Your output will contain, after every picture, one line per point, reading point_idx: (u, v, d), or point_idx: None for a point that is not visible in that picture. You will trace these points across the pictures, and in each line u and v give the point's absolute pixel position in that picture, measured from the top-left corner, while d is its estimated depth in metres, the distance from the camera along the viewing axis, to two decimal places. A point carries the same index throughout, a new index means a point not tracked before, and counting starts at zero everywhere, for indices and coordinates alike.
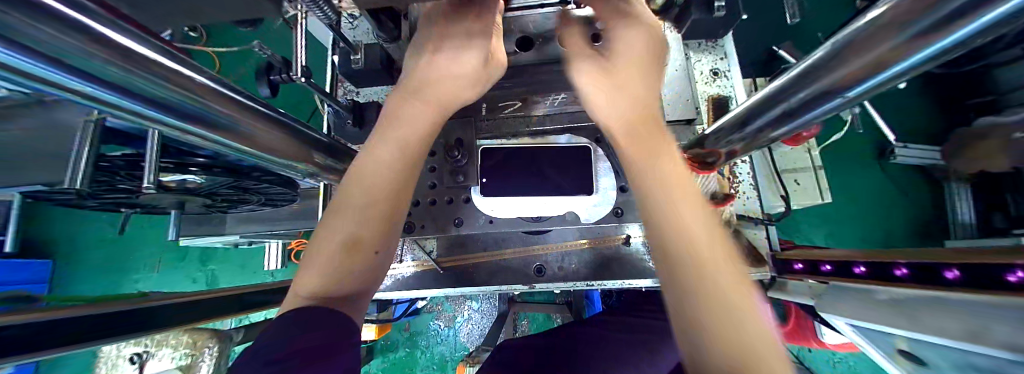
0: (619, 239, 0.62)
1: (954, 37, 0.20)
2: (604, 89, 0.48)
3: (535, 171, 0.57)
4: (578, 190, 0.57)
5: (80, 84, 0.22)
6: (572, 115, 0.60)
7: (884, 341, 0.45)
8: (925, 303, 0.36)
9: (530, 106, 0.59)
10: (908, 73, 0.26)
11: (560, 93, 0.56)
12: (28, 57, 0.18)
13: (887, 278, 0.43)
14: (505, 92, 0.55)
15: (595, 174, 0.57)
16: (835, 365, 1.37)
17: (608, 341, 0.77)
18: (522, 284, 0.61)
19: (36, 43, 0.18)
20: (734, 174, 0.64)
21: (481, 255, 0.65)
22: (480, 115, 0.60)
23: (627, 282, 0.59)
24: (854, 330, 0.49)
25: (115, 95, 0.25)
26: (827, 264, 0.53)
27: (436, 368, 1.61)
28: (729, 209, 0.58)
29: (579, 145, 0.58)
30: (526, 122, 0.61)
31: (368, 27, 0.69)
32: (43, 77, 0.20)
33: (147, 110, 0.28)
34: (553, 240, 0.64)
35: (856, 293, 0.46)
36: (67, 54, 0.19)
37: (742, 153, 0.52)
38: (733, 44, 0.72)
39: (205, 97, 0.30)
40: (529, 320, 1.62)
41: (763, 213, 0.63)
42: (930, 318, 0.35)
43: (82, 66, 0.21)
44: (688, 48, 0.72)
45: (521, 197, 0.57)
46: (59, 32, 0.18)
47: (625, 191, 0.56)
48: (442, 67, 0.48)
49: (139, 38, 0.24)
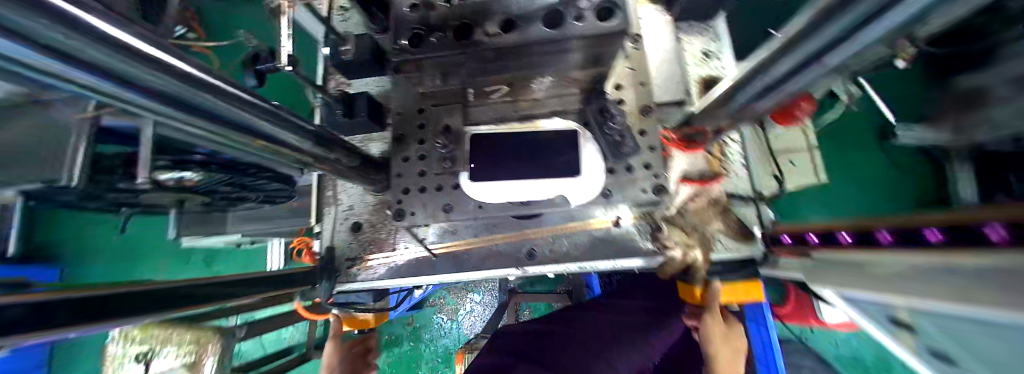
0: (608, 221, 0.62)
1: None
2: None
3: (525, 155, 0.57)
4: (567, 173, 0.56)
5: (84, 75, 0.22)
6: (560, 98, 0.58)
7: (878, 312, 0.46)
8: None
9: (517, 90, 0.55)
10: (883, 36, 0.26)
11: (547, 75, 0.52)
12: (28, 50, 0.17)
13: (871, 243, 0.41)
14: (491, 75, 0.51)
15: (581, 157, 0.56)
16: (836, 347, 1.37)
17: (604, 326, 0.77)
18: (514, 268, 0.62)
19: (40, 38, 0.17)
20: (726, 154, 0.64)
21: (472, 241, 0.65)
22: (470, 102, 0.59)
23: (619, 263, 0.60)
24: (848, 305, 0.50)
25: (115, 85, 0.24)
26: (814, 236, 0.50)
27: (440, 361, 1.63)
28: (718, 187, 0.58)
29: (568, 127, 0.57)
30: (515, 107, 0.58)
31: (358, 19, 0.69)
32: (43, 67, 0.20)
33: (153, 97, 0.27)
34: (544, 225, 0.64)
35: None
36: (66, 44, 0.19)
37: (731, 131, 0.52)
38: (724, 25, 0.71)
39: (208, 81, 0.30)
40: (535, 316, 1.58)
41: (755, 192, 0.63)
42: None
43: (83, 57, 0.20)
44: (679, 30, 0.71)
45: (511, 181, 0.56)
46: (61, 28, 0.18)
47: (614, 173, 0.56)
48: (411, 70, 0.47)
49: (144, 33, 0.24)
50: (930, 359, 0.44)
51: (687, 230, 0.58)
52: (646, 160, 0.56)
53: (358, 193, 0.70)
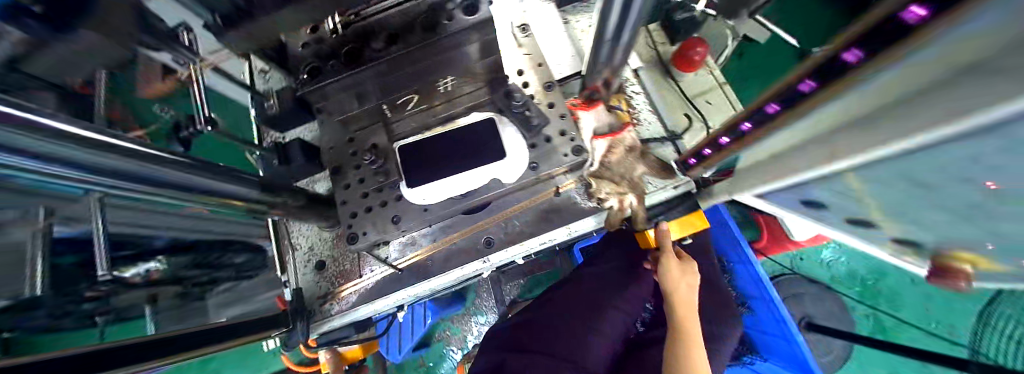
0: (551, 190, 0.65)
1: None
2: None
3: (449, 152, 0.60)
4: (490, 157, 0.59)
5: None
6: (471, 96, 0.61)
7: (788, 198, 0.51)
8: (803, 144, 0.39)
9: (427, 94, 0.60)
10: None
11: (447, 75, 0.58)
12: None
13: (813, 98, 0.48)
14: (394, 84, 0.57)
15: (503, 141, 0.60)
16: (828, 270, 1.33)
17: (584, 295, 0.79)
18: (474, 260, 0.65)
19: None
20: (632, 106, 0.71)
21: (432, 247, 0.68)
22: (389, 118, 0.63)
23: (569, 227, 0.64)
24: (769, 201, 0.55)
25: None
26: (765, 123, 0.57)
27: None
28: (627, 135, 0.65)
29: (483, 117, 0.60)
30: (433, 113, 0.61)
31: (277, 73, 0.73)
32: None
33: (62, 148, 0.30)
34: (493, 213, 0.67)
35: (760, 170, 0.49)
36: None
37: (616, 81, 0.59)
38: None
39: (100, 136, 0.33)
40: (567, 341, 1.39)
41: (666, 131, 0.70)
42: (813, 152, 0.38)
43: None
44: (566, 13, 0.80)
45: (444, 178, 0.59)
46: None
47: (536, 147, 0.61)
48: (333, 103, 0.58)
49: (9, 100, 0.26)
50: (844, 217, 0.49)
51: (614, 179, 0.63)
52: (560, 128, 0.61)
53: (313, 232, 0.73)
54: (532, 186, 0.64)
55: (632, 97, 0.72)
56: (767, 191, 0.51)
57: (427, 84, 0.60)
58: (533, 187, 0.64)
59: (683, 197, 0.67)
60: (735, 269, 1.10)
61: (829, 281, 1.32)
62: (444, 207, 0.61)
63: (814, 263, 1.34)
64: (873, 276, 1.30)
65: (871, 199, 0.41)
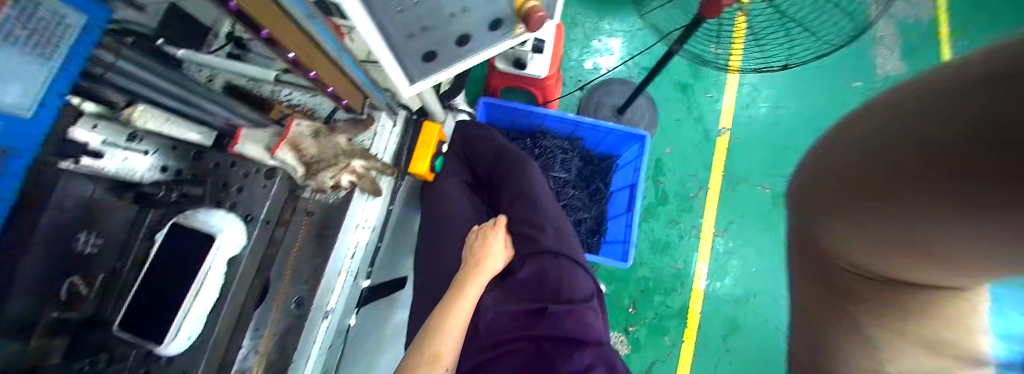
0: (309, 197, 0.62)
1: (92, 30, 0.35)
2: (89, 204, 0.46)
3: (159, 291, 0.46)
4: (200, 241, 0.48)
5: None
6: (134, 221, 0.52)
7: (417, 63, 0.61)
8: (354, 8, 0.43)
9: (80, 264, 0.46)
10: (106, 53, 0.39)
11: (84, 233, 0.46)
12: None
13: (280, 40, 0.43)
14: (34, 294, 0.42)
15: (201, 225, 0.48)
16: (597, 70, 1.33)
17: (433, 243, 0.78)
18: (323, 320, 0.60)
19: None
20: (283, 99, 0.68)
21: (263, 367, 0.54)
22: (67, 322, 0.46)
23: (359, 223, 0.66)
24: (416, 64, 0.61)
25: None
26: (291, 54, 0.45)
27: (672, 319, 1.19)
28: (303, 128, 0.60)
29: (170, 227, 0.48)
30: (123, 269, 0.51)
31: None
32: None
33: None
34: (283, 276, 0.57)
35: (386, 54, 0.54)
36: None
37: (227, 103, 0.56)
38: (228, 25, 0.76)
39: None
40: (601, 272, 1.23)
41: (324, 105, 0.68)
42: (354, 4, 0.43)
43: None
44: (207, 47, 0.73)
45: (185, 305, 0.45)
46: None
47: (231, 206, 0.55)
48: None
49: None
50: (455, 42, 0.60)
51: (349, 152, 0.62)
52: (238, 173, 0.58)
53: None
54: (288, 223, 0.59)
55: (279, 94, 0.68)
56: (405, 73, 0.62)
57: (73, 263, 0.45)
58: (289, 226, 0.59)
59: (406, 123, 0.79)
60: (547, 127, 1.16)
61: (606, 76, 1.32)
62: (211, 327, 0.50)
63: (587, 74, 1.33)
64: (630, 39, 1.36)
65: (417, 25, 0.53)
